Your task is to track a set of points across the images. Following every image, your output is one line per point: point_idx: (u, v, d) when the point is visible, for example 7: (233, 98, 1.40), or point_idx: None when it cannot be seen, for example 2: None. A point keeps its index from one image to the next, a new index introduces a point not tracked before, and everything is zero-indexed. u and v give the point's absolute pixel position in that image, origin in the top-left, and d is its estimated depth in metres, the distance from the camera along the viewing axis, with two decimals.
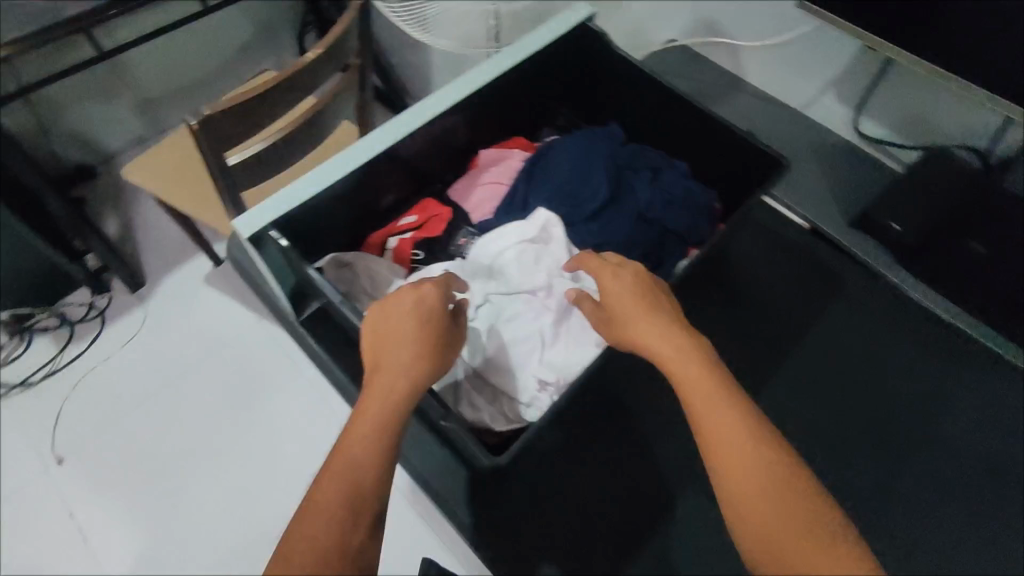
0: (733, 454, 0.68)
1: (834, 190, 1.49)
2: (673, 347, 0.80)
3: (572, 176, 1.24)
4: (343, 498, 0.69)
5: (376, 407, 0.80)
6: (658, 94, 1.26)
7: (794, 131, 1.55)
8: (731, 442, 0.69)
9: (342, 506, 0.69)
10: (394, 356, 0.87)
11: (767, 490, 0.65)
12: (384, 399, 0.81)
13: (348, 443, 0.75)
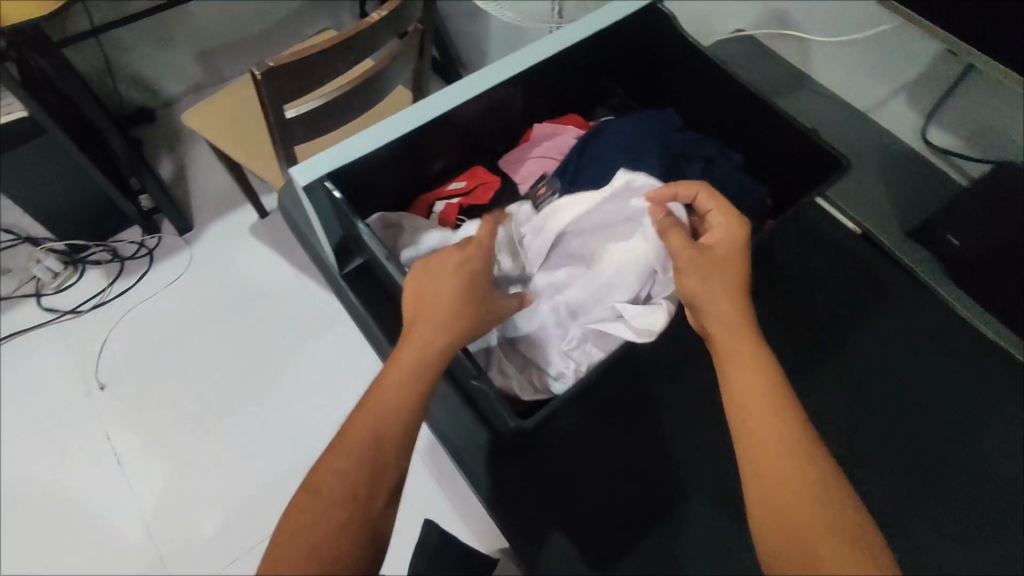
0: (771, 457, 0.60)
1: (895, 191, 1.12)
2: (733, 315, 0.69)
3: (619, 155, 0.97)
4: (367, 469, 0.61)
5: (411, 359, 0.67)
6: (696, 76, 1.04)
7: (850, 130, 1.17)
8: (768, 428, 0.62)
9: (360, 463, 0.60)
10: (434, 314, 0.70)
11: (793, 489, 0.59)
12: (415, 358, 0.67)
13: (380, 393, 0.65)
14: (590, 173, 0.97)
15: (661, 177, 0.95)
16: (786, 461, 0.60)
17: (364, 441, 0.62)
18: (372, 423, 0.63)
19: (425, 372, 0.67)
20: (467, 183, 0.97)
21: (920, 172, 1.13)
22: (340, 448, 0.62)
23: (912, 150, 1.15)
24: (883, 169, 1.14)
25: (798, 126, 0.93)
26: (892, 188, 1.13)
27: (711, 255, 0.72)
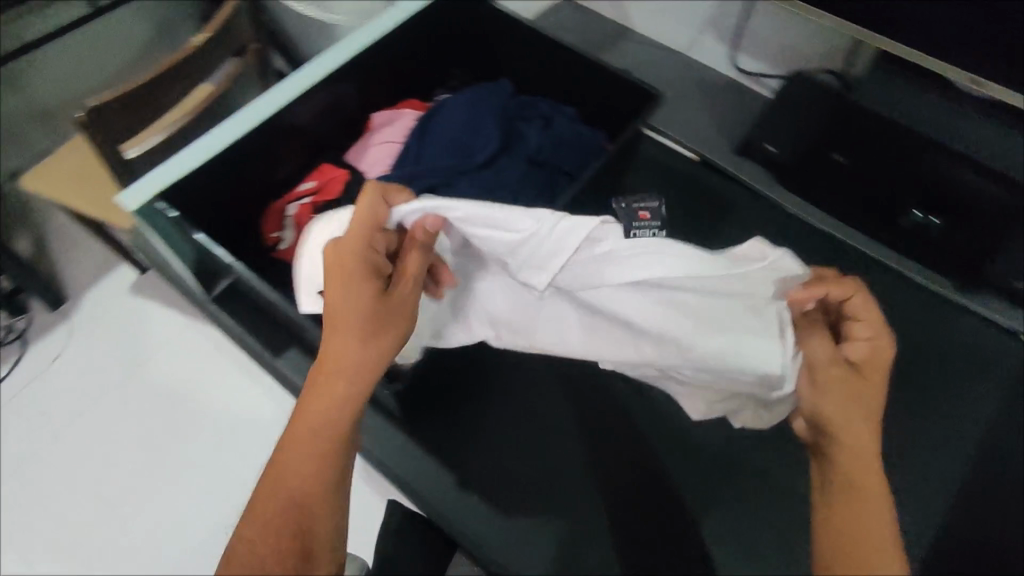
0: None
1: (719, 118, 1.20)
2: (861, 441, 0.59)
3: (458, 126, 1.01)
4: (304, 478, 0.61)
5: (338, 369, 0.64)
6: (519, 43, 1.09)
7: (675, 73, 1.26)
8: (852, 528, 0.55)
9: (297, 485, 0.60)
10: (350, 301, 0.66)
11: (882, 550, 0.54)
12: (342, 366, 0.64)
13: (307, 412, 0.63)
14: (434, 146, 1.00)
15: (501, 140, 1.00)
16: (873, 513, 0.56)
17: (300, 452, 0.62)
18: (304, 431, 0.63)
19: (353, 380, 0.64)
20: (317, 181, 0.98)
21: (742, 96, 1.22)
22: (281, 457, 0.62)
23: (729, 79, 1.25)
24: (708, 99, 1.22)
25: (613, 70, 1.01)
26: (716, 114, 1.21)
27: (859, 377, 0.63)
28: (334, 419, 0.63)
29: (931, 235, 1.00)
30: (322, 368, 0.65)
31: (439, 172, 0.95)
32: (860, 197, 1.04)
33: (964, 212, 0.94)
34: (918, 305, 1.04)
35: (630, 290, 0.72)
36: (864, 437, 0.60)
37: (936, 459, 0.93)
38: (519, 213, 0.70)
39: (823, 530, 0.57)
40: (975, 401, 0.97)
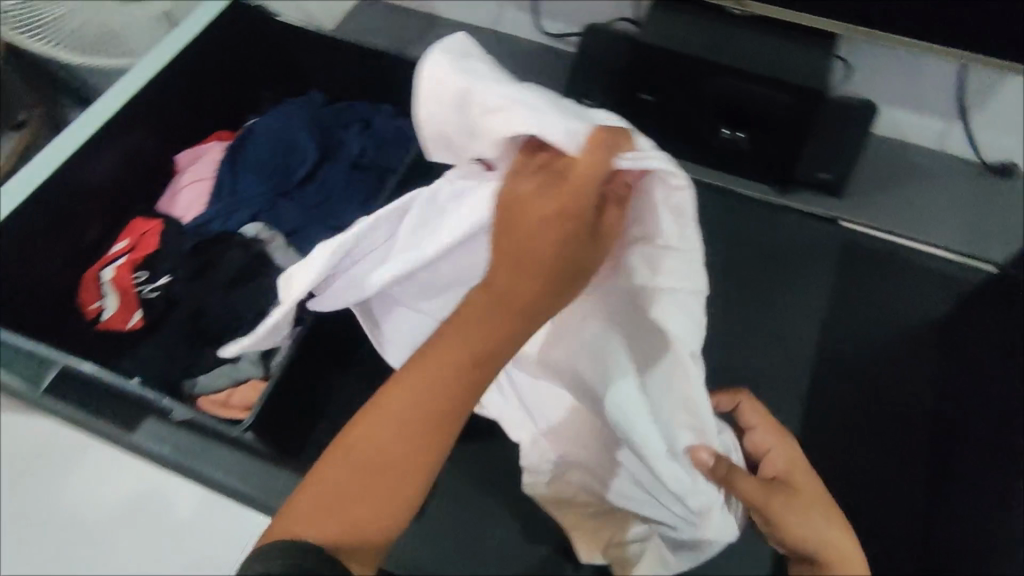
0: None
1: (537, 85, 1.23)
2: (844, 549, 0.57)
3: (270, 148, 0.98)
4: (372, 484, 0.52)
5: (511, 316, 0.51)
6: (316, 51, 1.06)
7: (487, 50, 1.28)
8: None
9: (384, 478, 0.52)
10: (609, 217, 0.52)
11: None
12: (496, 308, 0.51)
13: (408, 389, 0.52)
14: (248, 173, 0.96)
15: (319, 153, 0.99)
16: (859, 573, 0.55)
17: (372, 455, 0.52)
18: (372, 440, 0.52)
19: (442, 415, 0.52)
20: (130, 239, 0.91)
21: (555, 58, 1.26)
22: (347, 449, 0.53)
23: (541, 43, 1.28)
24: (524, 68, 1.25)
25: (410, 60, 0.99)
26: (535, 81, 1.24)
27: (796, 490, 0.60)
28: (407, 447, 0.52)
29: (739, 149, 1.10)
30: (404, 386, 0.52)
31: (260, 199, 0.93)
32: (675, 128, 1.11)
33: (762, 124, 1.04)
34: (744, 216, 1.14)
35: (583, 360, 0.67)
36: (849, 545, 0.57)
37: (791, 352, 1.03)
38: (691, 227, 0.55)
39: None
40: (807, 290, 1.08)
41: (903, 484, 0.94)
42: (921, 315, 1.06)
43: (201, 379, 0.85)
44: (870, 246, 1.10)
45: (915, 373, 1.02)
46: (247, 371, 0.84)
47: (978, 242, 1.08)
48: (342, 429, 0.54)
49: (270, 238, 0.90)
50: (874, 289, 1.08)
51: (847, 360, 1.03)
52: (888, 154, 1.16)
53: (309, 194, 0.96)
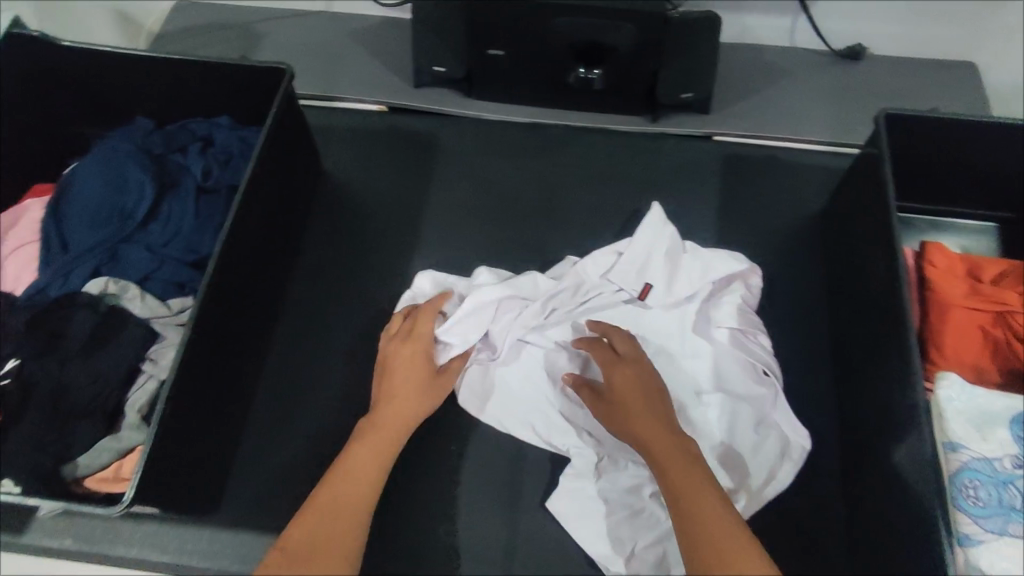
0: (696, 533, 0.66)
1: (387, 61, 1.17)
2: (659, 442, 0.74)
3: (95, 188, 0.87)
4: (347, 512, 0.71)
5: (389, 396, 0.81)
6: (121, 74, 0.95)
7: (326, 34, 1.19)
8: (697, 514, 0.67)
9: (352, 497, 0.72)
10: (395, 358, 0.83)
11: (708, 524, 0.66)
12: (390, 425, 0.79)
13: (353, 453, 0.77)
14: (79, 222, 0.86)
15: (156, 182, 0.89)
16: (701, 491, 0.69)
17: (341, 491, 0.73)
18: (336, 497, 0.72)
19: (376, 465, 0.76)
20: None
21: (397, 29, 1.19)
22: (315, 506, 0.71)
23: (379, 17, 1.21)
24: (367, 46, 1.18)
25: (225, 62, 0.90)
26: (383, 56, 1.17)
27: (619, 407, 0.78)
28: (366, 484, 0.74)
29: (595, 88, 1.07)
30: (352, 458, 0.76)
31: (98, 251, 0.84)
32: (534, 75, 1.08)
33: (615, 55, 1.02)
34: (618, 151, 1.11)
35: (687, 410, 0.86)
36: (668, 446, 0.73)
37: None
38: (766, 377, 0.87)
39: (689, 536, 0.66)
40: (705, 205, 1.07)
41: (818, 381, 0.93)
42: (805, 210, 1.06)
43: (80, 460, 0.76)
44: (749, 150, 1.11)
45: (809, 269, 1.01)
46: (131, 438, 0.77)
47: (840, 128, 1.11)
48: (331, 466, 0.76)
49: (121, 290, 0.81)
50: (765, 188, 1.08)
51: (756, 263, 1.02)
52: (742, 61, 1.17)
53: (155, 234, 0.87)
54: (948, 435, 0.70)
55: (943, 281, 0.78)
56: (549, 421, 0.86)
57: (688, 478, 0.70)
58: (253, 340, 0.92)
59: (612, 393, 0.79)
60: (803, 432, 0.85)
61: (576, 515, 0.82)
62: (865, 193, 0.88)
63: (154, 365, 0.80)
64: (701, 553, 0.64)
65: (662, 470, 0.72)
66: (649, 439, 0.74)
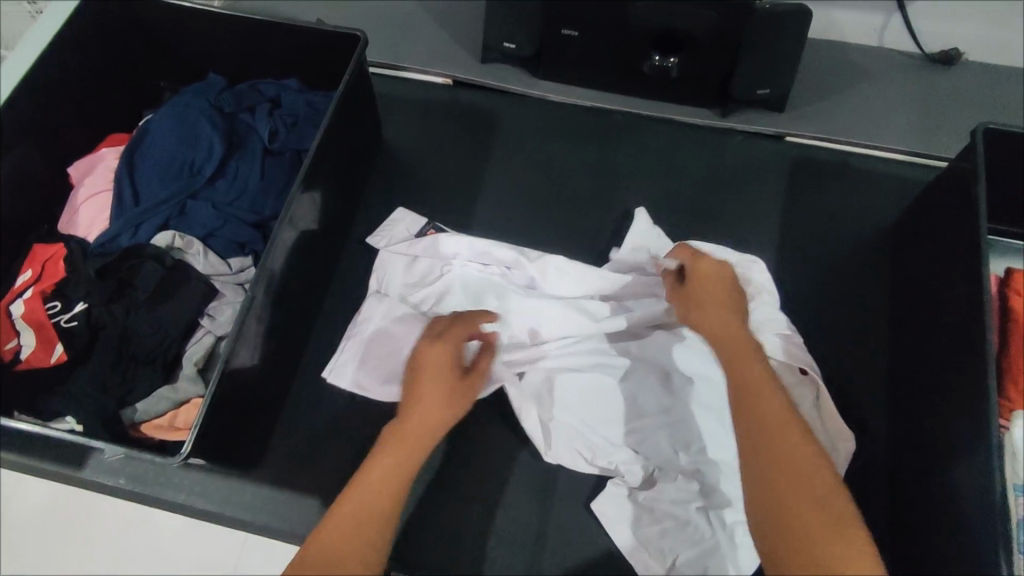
0: (773, 474, 0.52)
1: (456, 33, 1.15)
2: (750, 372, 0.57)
3: (170, 143, 0.89)
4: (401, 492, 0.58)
5: (413, 434, 0.60)
6: (199, 31, 0.96)
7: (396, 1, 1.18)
8: (786, 458, 0.52)
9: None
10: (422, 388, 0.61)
11: (774, 425, 0.53)
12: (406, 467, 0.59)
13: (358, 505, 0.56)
14: (151, 175, 0.88)
15: (225, 141, 0.90)
16: (769, 402, 0.55)
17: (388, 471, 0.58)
18: (375, 494, 0.57)
19: (430, 442, 0.61)
20: (33, 269, 0.83)
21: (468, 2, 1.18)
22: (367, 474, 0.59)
23: None
24: (436, 17, 1.16)
25: (298, 24, 0.90)
26: (452, 29, 1.15)
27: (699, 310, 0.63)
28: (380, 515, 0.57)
29: (671, 77, 1.04)
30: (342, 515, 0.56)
31: (168, 204, 0.86)
32: (606, 57, 1.05)
33: (695, 44, 0.99)
34: (685, 143, 1.08)
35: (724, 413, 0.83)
36: (758, 377, 0.57)
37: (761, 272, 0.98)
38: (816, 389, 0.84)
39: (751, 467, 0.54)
40: (771, 206, 1.03)
41: (875, 404, 0.89)
42: (877, 221, 1.01)
43: (138, 406, 0.79)
44: (823, 153, 1.06)
45: (875, 286, 0.97)
46: (187, 389, 0.79)
47: (925, 137, 1.05)
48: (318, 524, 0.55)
49: (186, 245, 0.83)
50: (837, 195, 1.03)
51: (821, 272, 0.98)
52: (825, 57, 1.11)
53: (221, 192, 0.88)
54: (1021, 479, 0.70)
55: None
56: (591, 413, 0.85)
57: (765, 395, 0.56)
58: (308, 308, 0.93)
59: (692, 299, 0.64)
60: (848, 436, 0.83)
61: (619, 514, 0.82)
62: (950, 210, 0.84)
63: (213, 321, 0.82)
64: (770, 481, 0.52)
65: (753, 430, 0.54)
66: (742, 387, 0.57)
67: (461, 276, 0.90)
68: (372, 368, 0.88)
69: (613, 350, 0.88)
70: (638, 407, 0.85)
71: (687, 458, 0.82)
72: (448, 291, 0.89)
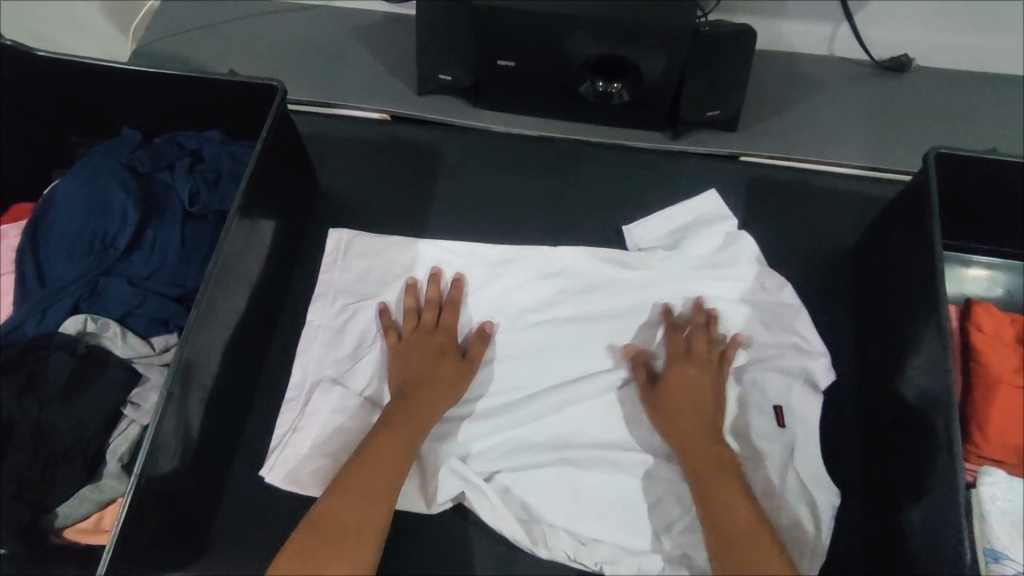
0: (732, 543, 0.66)
1: (391, 63, 1.09)
2: (716, 450, 0.73)
3: (79, 213, 0.82)
4: (378, 514, 0.69)
5: (418, 411, 0.76)
6: (106, 86, 0.89)
7: (326, 31, 1.11)
8: (745, 530, 0.67)
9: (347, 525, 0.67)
10: (437, 378, 0.79)
11: (726, 505, 0.69)
12: (411, 429, 0.75)
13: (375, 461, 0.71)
14: (58, 251, 0.80)
15: (140, 208, 0.83)
16: (725, 481, 0.71)
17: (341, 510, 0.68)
18: (387, 451, 0.72)
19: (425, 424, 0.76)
20: None
21: (403, 30, 1.11)
22: (375, 454, 0.72)
23: (383, 14, 1.13)
24: (370, 47, 1.10)
25: (210, 76, 0.84)
26: (387, 59, 1.09)
27: (668, 387, 0.78)
28: (390, 481, 0.71)
29: (615, 104, 1.00)
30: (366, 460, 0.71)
31: (78, 282, 0.79)
32: (548, 86, 1.00)
33: (635, 73, 0.94)
34: (635, 169, 1.04)
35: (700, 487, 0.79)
36: (713, 456, 0.73)
37: None
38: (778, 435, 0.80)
39: (710, 532, 0.68)
40: None
41: (844, 440, 0.86)
42: (837, 241, 0.98)
43: (60, 509, 0.73)
44: (777, 171, 1.02)
45: (837, 310, 0.94)
46: (111, 488, 0.74)
47: (882, 150, 1.01)
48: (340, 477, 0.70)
49: (101, 328, 0.77)
50: (794, 215, 1.00)
51: None
52: (776, 71, 1.07)
53: (138, 266, 0.82)
54: (992, 543, 0.66)
55: (993, 350, 0.71)
56: (565, 512, 0.79)
57: (703, 453, 0.73)
58: (245, 379, 0.88)
59: (665, 381, 0.79)
60: (830, 489, 0.80)
61: None
62: (905, 245, 0.81)
63: (136, 410, 0.76)
64: (720, 544, 0.67)
65: (708, 498, 0.70)
66: (697, 458, 0.73)
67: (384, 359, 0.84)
68: (317, 466, 0.80)
69: (567, 432, 0.83)
70: (617, 486, 0.80)
71: (671, 542, 0.78)
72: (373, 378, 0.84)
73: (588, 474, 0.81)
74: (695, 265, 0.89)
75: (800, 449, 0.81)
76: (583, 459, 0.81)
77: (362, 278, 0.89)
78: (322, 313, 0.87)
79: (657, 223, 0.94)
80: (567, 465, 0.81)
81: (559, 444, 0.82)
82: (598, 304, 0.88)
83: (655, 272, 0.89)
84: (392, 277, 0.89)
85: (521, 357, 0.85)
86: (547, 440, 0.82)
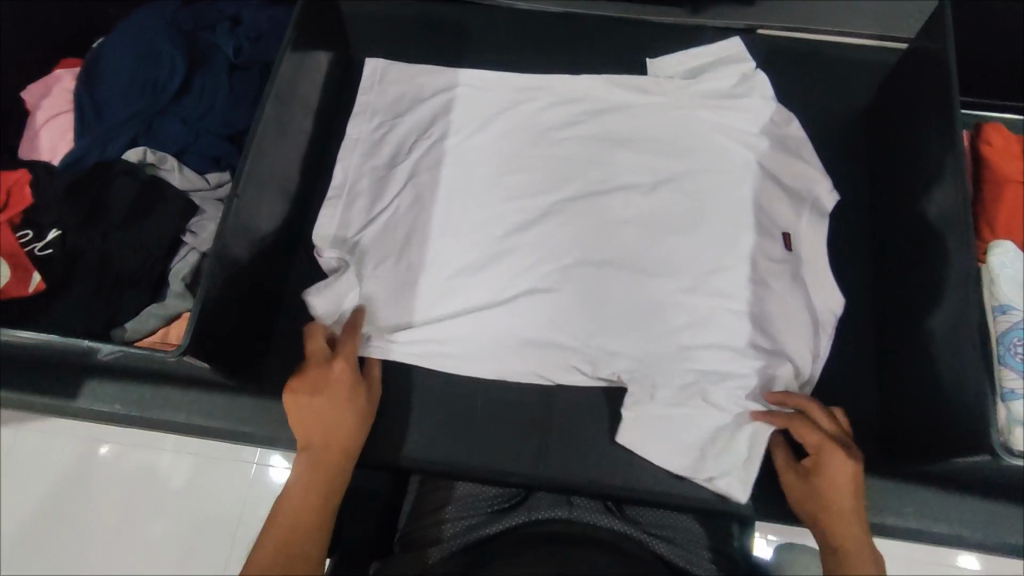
0: None
1: None
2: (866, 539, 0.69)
3: (130, 59, 0.85)
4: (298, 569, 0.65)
5: (326, 444, 0.73)
6: None
7: None
8: None
9: None
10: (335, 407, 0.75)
11: None
12: (330, 465, 0.72)
13: (288, 503, 0.69)
14: (112, 93, 0.84)
15: (187, 55, 0.86)
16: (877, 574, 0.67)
17: None
18: (299, 499, 0.70)
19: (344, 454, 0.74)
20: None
21: None
22: (285, 501, 0.70)
23: None
24: None
25: None
26: None
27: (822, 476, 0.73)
28: (311, 514, 0.69)
29: None
30: (287, 501, 0.69)
31: (135, 120, 0.83)
32: None
33: None
34: (658, 41, 1.07)
35: (718, 300, 0.89)
36: (859, 533, 0.70)
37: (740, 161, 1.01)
38: (783, 250, 0.92)
39: None
40: None
41: (850, 277, 0.94)
42: (851, 105, 1.03)
43: (128, 325, 0.78)
44: (794, 44, 1.06)
45: (848, 168, 1.00)
46: (177, 305, 0.79)
47: (894, 19, 1.06)
48: (266, 522, 0.68)
49: (159, 160, 0.81)
50: (809, 82, 1.04)
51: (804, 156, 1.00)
52: None
53: (190, 109, 0.85)
54: (999, 299, 0.75)
55: (1003, 158, 0.80)
56: (590, 322, 0.90)
57: (855, 535, 0.69)
58: (290, 228, 0.93)
59: (815, 471, 0.73)
60: (835, 298, 0.91)
61: (636, 429, 0.87)
62: (922, 81, 0.86)
63: (196, 238, 0.81)
64: None
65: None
66: (853, 543, 0.69)
67: (425, 168, 0.96)
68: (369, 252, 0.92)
69: (594, 257, 0.92)
70: (641, 301, 0.90)
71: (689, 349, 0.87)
72: (416, 176, 0.96)
73: (617, 291, 0.90)
74: (708, 97, 0.99)
75: (805, 267, 0.92)
76: (609, 271, 0.91)
77: (398, 99, 1.01)
78: (362, 128, 1.00)
79: (679, 59, 1.02)
80: (594, 277, 0.91)
81: (588, 260, 0.92)
82: (617, 145, 0.98)
83: (667, 98, 0.99)
84: (423, 98, 1.01)
85: (550, 178, 0.96)
86: (574, 262, 0.92)
